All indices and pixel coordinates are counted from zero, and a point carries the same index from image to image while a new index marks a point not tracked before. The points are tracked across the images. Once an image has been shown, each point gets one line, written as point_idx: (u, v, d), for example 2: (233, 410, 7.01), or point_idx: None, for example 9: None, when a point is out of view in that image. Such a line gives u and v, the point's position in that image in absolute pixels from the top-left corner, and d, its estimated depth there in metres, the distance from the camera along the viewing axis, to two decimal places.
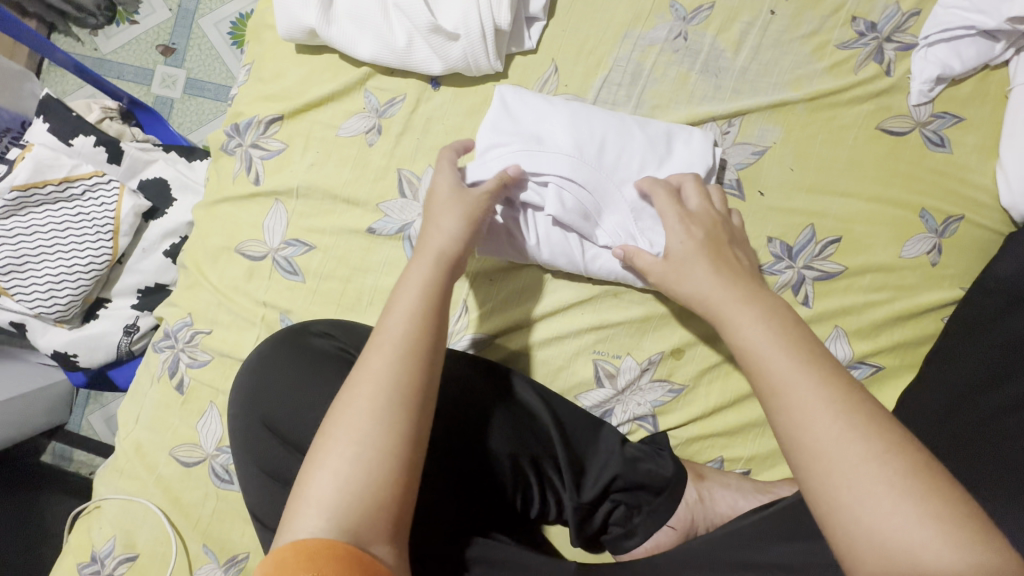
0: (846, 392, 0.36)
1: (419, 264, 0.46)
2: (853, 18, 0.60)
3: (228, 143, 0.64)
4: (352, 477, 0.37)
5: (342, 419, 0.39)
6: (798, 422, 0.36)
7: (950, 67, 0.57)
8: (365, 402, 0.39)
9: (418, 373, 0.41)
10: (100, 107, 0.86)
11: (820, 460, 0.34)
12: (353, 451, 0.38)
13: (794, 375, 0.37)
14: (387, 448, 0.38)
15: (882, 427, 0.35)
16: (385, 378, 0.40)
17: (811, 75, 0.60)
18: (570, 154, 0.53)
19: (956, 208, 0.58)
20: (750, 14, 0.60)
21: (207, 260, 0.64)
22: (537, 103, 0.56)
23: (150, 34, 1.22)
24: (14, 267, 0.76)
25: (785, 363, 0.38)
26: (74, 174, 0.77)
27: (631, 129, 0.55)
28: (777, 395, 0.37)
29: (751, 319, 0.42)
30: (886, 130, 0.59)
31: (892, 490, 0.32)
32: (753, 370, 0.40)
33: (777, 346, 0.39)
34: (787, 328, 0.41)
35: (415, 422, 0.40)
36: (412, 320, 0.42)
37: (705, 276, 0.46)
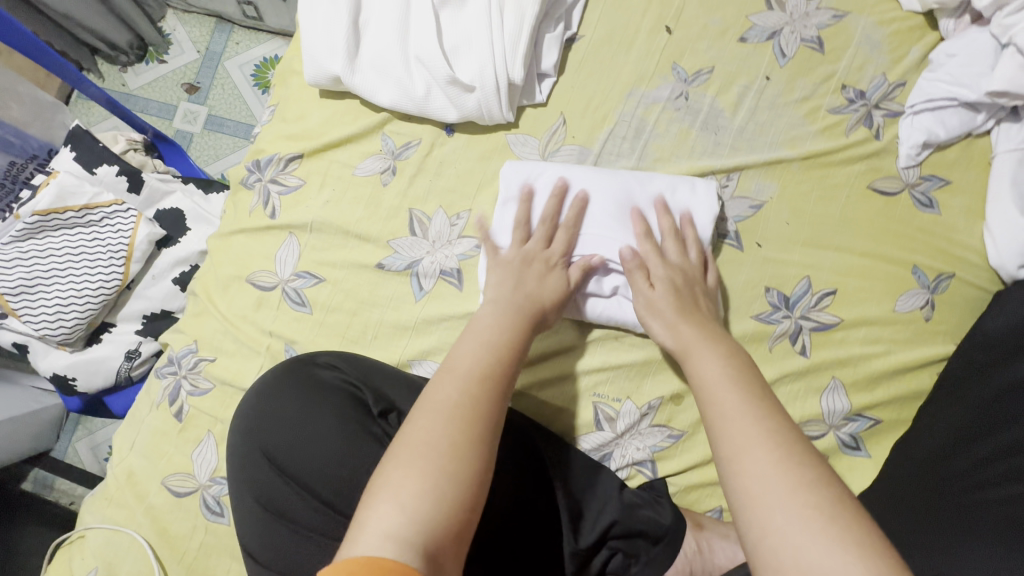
0: (776, 422, 0.42)
1: (506, 314, 0.51)
2: (844, 85, 0.64)
3: (249, 178, 0.67)
4: (442, 484, 0.39)
5: (434, 425, 0.42)
6: (729, 441, 0.41)
7: (935, 134, 0.61)
8: (447, 418, 0.42)
9: (497, 400, 0.44)
10: (125, 139, 0.89)
11: (746, 474, 0.39)
12: (445, 457, 0.40)
13: (734, 407, 0.43)
14: (473, 459, 0.41)
15: (808, 459, 0.39)
16: (473, 400, 0.44)
17: (805, 135, 0.63)
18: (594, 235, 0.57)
19: (947, 266, 0.61)
20: (746, 79, 0.64)
21: (218, 288, 0.65)
22: (545, 172, 0.59)
23: (175, 73, 1.32)
24: (25, 287, 0.77)
25: (729, 396, 0.44)
26: (94, 202, 0.79)
27: (637, 195, 0.58)
28: (722, 424, 0.42)
29: (710, 357, 0.48)
30: (877, 190, 0.62)
31: (819, 523, 0.35)
32: (705, 401, 0.45)
33: (725, 381, 0.45)
34: (738, 369, 0.47)
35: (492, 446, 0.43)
36: (497, 361, 0.47)
37: (682, 325, 0.51)
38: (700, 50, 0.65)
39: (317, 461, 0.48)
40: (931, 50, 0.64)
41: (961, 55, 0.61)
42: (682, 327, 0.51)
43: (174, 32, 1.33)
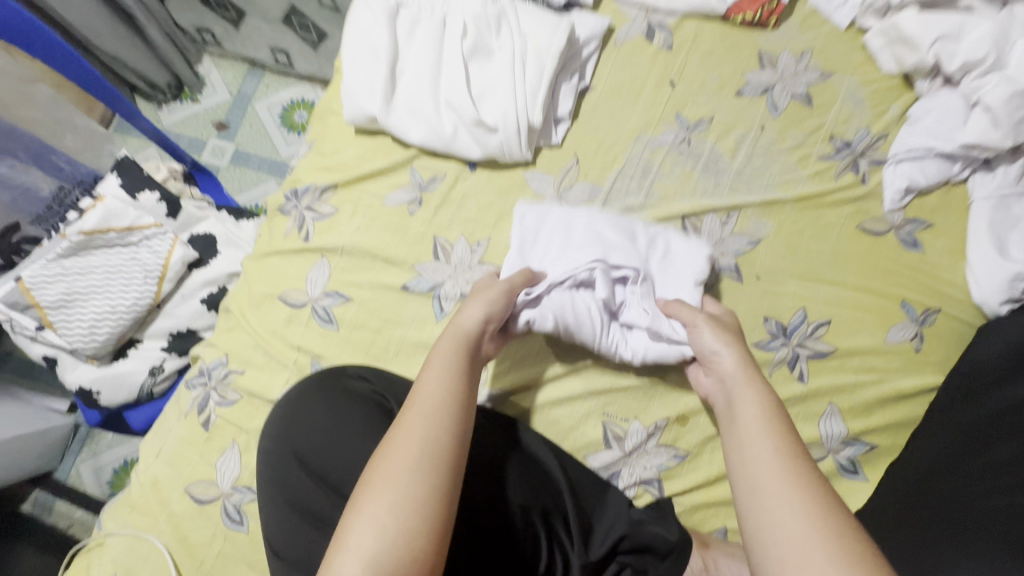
0: (816, 493, 0.39)
1: (449, 345, 0.52)
2: (832, 136, 0.70)
3: (285, 205, 0.72)
4: (389, 527, 0.40)
5: (381, 472, 0.43)
6: (762, 509, 0.40)
7: (916, 181, 0.67)
8: (399, 460, 0.43)
9: (447, 433, 0.45)
10: (167, 168, 0.94)
11: (773, 543, 0.38)
12: (391, 501, 0.41)
13: (768, 478, 0.41)
14: (420, 497, 0.42)
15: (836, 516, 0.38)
16: (418, 437, 0.44)
17: (798, 179, 0.69)
18: (597, 251, 0.60)
19: (934, 302, 0.65)
20: (743, 128, 0.71)
21: (250, 305, 0.69)
22: (553, 214, 0.65)
23: (207, 111, 1.54)
24: (62, 302, 0.80)
25: (765, 460, 0.42)
26: (136, 225, 0.84)
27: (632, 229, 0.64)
28: (749, 473, 0.43)
29: (752, 400, 0.47)
30: (865, 230, 0.68)
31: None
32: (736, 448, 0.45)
33: (760, 444, 0.43)
34: (778, 417, 0.45)
35: (449, 479, 0.43)
36: (448, 393, 0.47)
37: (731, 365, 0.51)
38: (701, 102, 0.72)
39: (345, 465, 0.51)
40: (909, 107, 0.70)
41: (936, 111, 0.68)
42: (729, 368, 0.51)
43: (207, 73, 1.55)
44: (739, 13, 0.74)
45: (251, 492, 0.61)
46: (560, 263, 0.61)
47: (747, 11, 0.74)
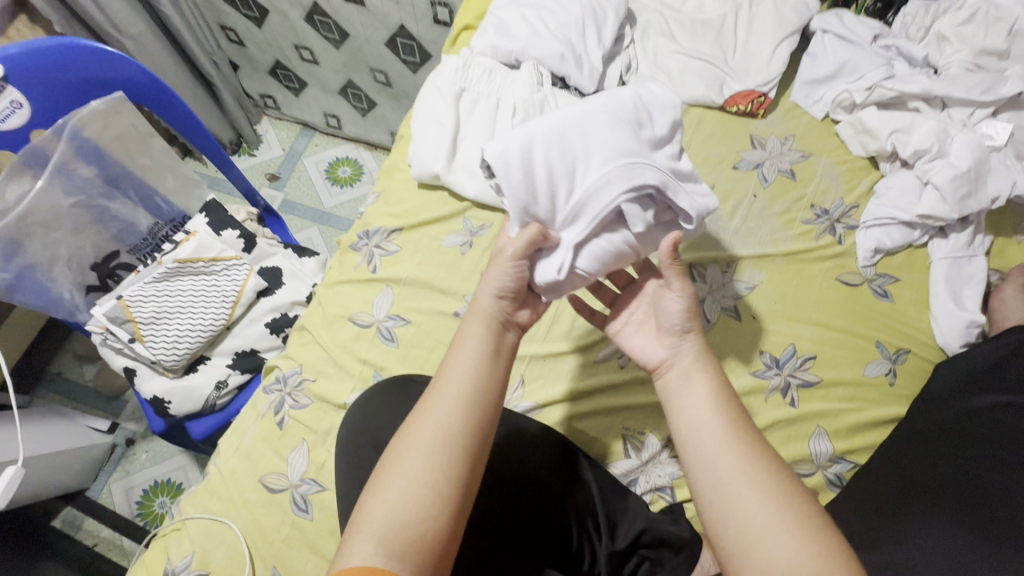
0: (768, 472, 0.47)
1: (468, 341, 0.57)
2: (813, 205, 0.85)
3: (357, 243, 0.86)
4: (402, 506, 0.48)
5: (399, 459, 0.50)
6: (717, 484, 0.48)
7: (883, 243, 0.81)
8: (421, 447, 0.50)
9: (467, 423, 0.52)
10: (245, 212, 1.10)
11: (734, 513, 0.46)
12: (408, 484, 0.49)
13: (717, 456, 0.49)
14: (430, 481, 0.49)
15: (780, 480, 0.47)
16: (446, 425, 0.52)
17: (785, 238, 0.83)
18: (609, 167, 0.58)
19: (903, 343, 0.78)
20: (739, 195, 0.86)
21: (323, 324, 0.81)
22: (536, 139, 0.59)
23: (262, 165, 1.82)
24: (153, 318, 0.92)
25: (716, 440, 0.50)
26: (220, 256, 0.98)
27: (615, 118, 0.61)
28: (699, 452, 0.50)
29: (701, 381, 0.54)
30: (843, 281, 0.81)
31: (777, 537, 0.43)
32: (686, 429, 0.52)
33: (711, 425, 0.51)
34: (723, 398, 0.53)
35: (466, 467, 0.51)
36: (467, 385, 0.54)
37: (693, 346, 0.57)
38: (704, 173, 0.88)
39: None
40: (876, 183, 0.86)
41: (896, 187, 0.83)
42: (686, 347, 0.57)
43: (265, 133, 1.86)
44: (735, 105, 0.91)
45: (317, 484, 0.70)
46: (580, 202, 0.58)
47: (740, 104, 0.91)
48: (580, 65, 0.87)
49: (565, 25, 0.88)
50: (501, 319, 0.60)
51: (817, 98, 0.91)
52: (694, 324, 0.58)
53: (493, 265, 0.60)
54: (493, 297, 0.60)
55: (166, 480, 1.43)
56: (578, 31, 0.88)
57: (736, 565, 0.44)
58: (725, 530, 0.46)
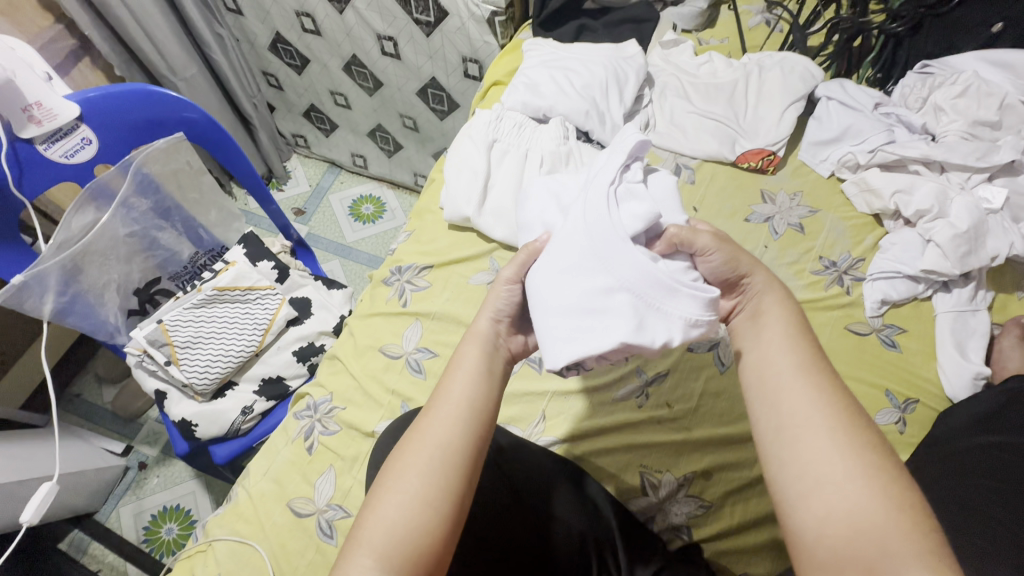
0: (840, 417, 0.49)
1: (467, 360, 0.61)
2: (821, 257, 0.91)
3: (389, 278, 0.91)
4: (399, 520, 0.51)
5: (401, 470, 0.54)
6: (786, 425, 0.51)
7: (889, 295, 0.85)
8: (424, 458, 0.54)
9: (466, 433, 0.55)
10: (280, 245, 1.16)
11: (798, 455, 0.49)
12: (411, 492, 0.52)
13: (789, 400, 0.52)
14: (425, 496, 0.52)
15: (854, 429, 0.49)
16: (444, 438, 0.55)
17: (795, 287, 0.88)
18: (586, 235, 0.57)
19: (913, 393, 0.81)
20: (751, 245, 0.92)
21: (354, 354, 0.85)
22: (545, 297, 0.58)
23: (289, 199, 1.91)
24: (189, 343, 0.96)
25: (787, 384, 0.53)
26: (256, 286, 1.03)
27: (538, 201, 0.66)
28: (770, 395, 0.54)
29: (776, 323, 0.57)
30: (852, 330, 0.85)
31: (843, 480, 0.46)
32: (761, 374, 0.56)
33: (783, 367, 0.54)
34: (796, 343, 0.55)
35: (461, 479, 0.54)
36: (467, 400, 0.57)
37: (766, 287, 0.60)
38: (718, 223, 0.93)
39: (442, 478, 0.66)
40: (880, 239, 0.91)
41: (900, 243, 0.88)
42: (759, 290, 0.60)
43: (294, 170, 1.96)
44: (746, 161, 0.98)
45: (343, 510, 0.72)
46: (604, 267, 0.55)
47: (751, 161, 0.97)
48: (602, 122, 0.94)
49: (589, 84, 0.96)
50: (497, 342, 0.64)
51: (823, 157, 0.98)
52: (751, 268, 0.60)
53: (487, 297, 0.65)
54: (484, 322, 0.64)
55: (174, 506, 1.43)
56: (601, 91, 0.96)
57: (794, 505, 0.48)
58: (786, 472, 0.49)
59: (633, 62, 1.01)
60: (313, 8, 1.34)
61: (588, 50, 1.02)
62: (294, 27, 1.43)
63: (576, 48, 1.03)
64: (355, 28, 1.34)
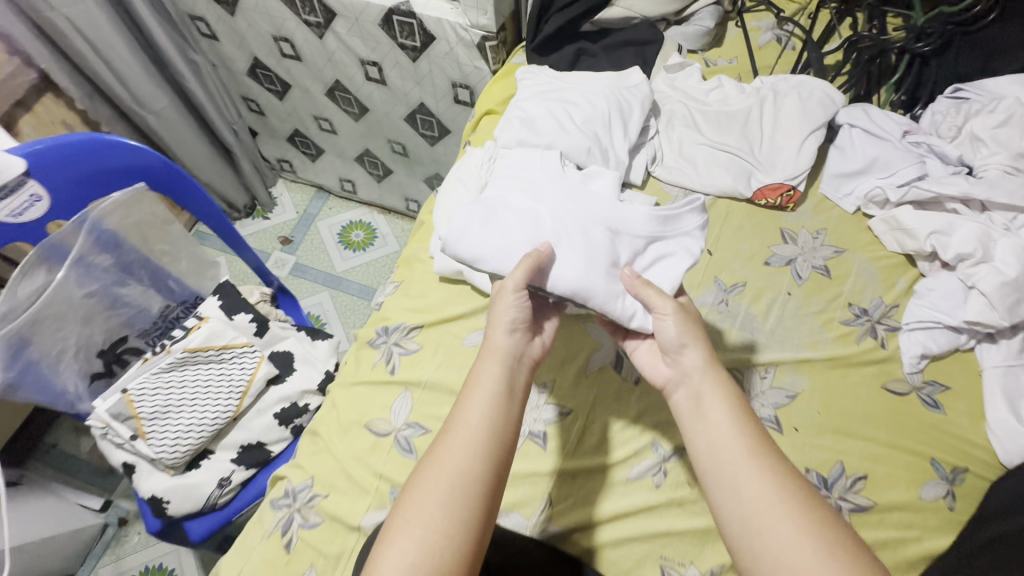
0: (809, 507, 0.50)
1: (482, 383, 0.59)
2: (850, 303, 0.82)
3: (376, 339, 0.82)
4: (422, 552, 0.49)
5: (419, 502, 0.51)
6: (757, 517, 0.51)
7: (929, 348, 0.77)
8: (449, 484, 0.52)
9: (487, 462, 0.54)
10: (259, 293, 1.07)
11: (776, 545, 0.49)
12: (434, 524, 0.50)
13: (753, 490, 0.52)
14: (449, 525, 0.50)
15: (826, 516, 0.50)
16: (466, 462, 0.53)
17: (824, 340, 0.80)
18: (585, 212, 0.67)
19: (961, 461, 0.73)
20: (773, 293, 0.84)
21: (338, 431, 0.76)
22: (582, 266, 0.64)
23: (275, 227, 1.82)
24: (157, 413, 0.87)
25: (748, 474, 0.53)
26: (231, 343, 0.95)
27: (523, 201, 0.69)
28: (735, 485, 0.53)
29: (722, 404, 0.58)
30: (889, 389, 0.77)
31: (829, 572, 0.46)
32: (715, 461, 0.55)
33: (736, 451, 0.55)
34: (744, 424, 0.57)
35: (483, 506, 0.53)
36: (489, 416, 0.56)
37: (698, 358, 0.61)
38: (735, 268, 0.85)
39: None
40: (915, 282, 0.83)
41: (938, 289, 0.80)
42: (689, 360, 0.61)
43: (281, 196, 1.88)
44: (763, 198, 0.90)
45: None
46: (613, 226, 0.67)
47: (769, 197, 0.89)
48: (606, 160, 0.86)
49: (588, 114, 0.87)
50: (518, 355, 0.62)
51: (847, 192, 0.89)
52: (690, 339, 0.61)
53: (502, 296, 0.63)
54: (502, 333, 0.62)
55: (157, 565, 1.35)
56: (604, 125, 0.88)
57: None
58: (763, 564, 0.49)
59: (638, 94, 0.93)
60: (291, 32, 1.25)
61: (587, 83, 0.93)
62: (273, 52, 1.34)
63: (575, 81, 0.93)
64: (338, 53, 1.25)
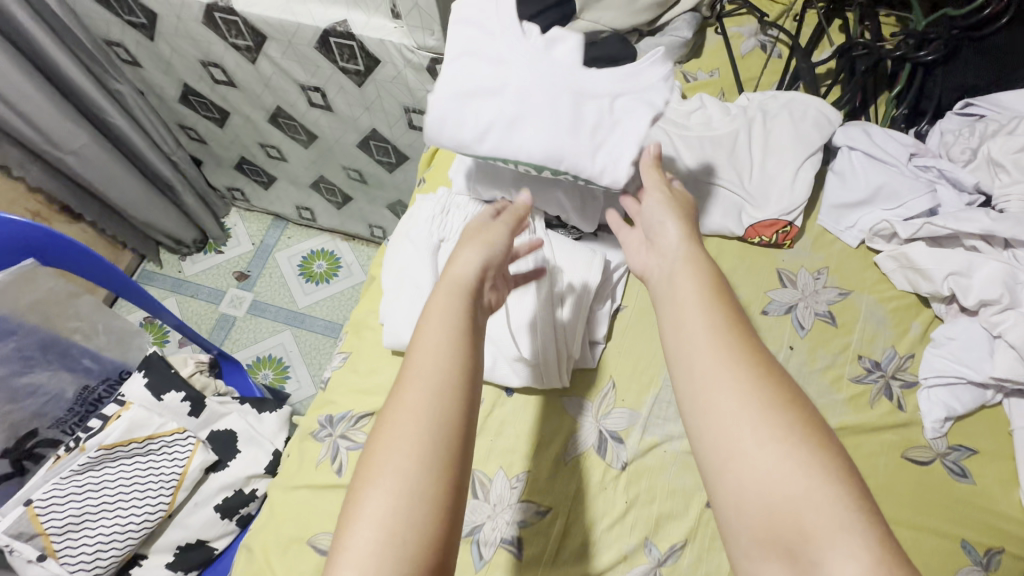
0: (775, 383, 0.44)
1: (443, 304, 0.50)
2: (860, 355, 0.73)
3: (319, 430, 0.71)
4: (396, 509, 0.40)
5: (382, 446, 0.43)
6: (713, 392, 0.44)
7: (953, 408, 0.68)
8: (416, 423, 0.43)
9: (450, 392, 0.45)
10: (194, 362, 0.94)
11: (730, 425, 0.43)
12: (402, 473, 0.41)
13: (712, 366, 0.45)
14: (415, 466, 0.42)
15: (789, 396, 0.43)
16: (431, 396, 0.45)
17: (833, 403, 0.70)
18: (568, 84, 0.59)
19: (996, 541, 0.63)
20: (773, 347, 0.73)
21: (277, 548, 0.65)
22: (580, 150, 0.59)
23: (230, 262, 1.68)
24: (70, 525, 0.75)
25: (703, 345, 0.46)
26: (158, 432, 0.83)
27: (496, 90, 0.60)
28: (699, 365, 0.46)
29: (690, 277, 0.51)
30: (911, 459, 0.67)
31: (791, 455, 0.40)
32: (683, 341, 0.48)
33: (709, 326, 0.47)
34: (713, 295, 0.49)
35: (453, 442, 0.44)
36: (452, 343, 0.47)
37: (677, 233, 0.55)
38: None
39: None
40: (930, 327, 0.74)
41: (959, 339, 0.70)
42: (670, 240, 0.55)
43: (234, 227, 1.73)
44: (757, 236, 0.79)
45: None
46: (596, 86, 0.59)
47: (764, 235, 0.79)
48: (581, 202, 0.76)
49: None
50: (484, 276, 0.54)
51: (849, 224, 0.79)
52: (669, 219, 0.56)
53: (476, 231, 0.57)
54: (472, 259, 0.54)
55: None
56: None
57: (731, 486, 0.42)
58: (715, 447, 0.43)
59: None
60: (219, 57, 1.11)
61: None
62: (203, 78, 1.20)
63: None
64: (274, 79, 1.11)
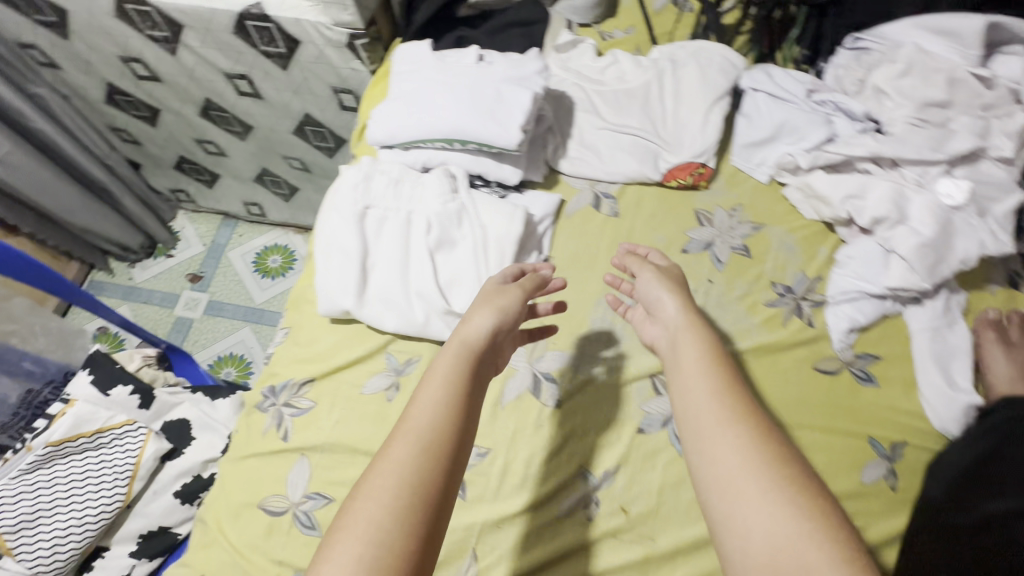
0: (773, 438, 0.49)
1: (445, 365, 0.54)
2: (773, 282, 0.77)
3: (263, 402, 0.72)
4: (366, 549, 0.42)
5: (369, 488, 0.45)
6: (719, 443, 0.50)
7: (856, 320, 0.73)
8: (404, 467, 0.46)
9: (443, 449, 0.48)
10: (141, 356, 0.95)
11: (736, 470, 0.47)
12: (378, 510, 0.44)
13: (717, 419, 0.51)
14: (393, 506, 0.44)
15: (786, 452, 0.48)
16: (418, 449, 0.48)
17: (750, 328, 0.75)
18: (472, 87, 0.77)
19: (899, 435, 0.69)
20: (693, 282, 0.78)
21: (229, 516, 0.67)
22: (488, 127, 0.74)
23: (181, 265, 1.66)
24: (25, 522, 0.77)
25: (705, 399, 0.53)
26: (106, 425, 0.83)
27: (421, 103, 0.78)
28: (705, 419, 0.52)
29: (692, 341, 0.59)
30: (820, 370, 0.72)
31: (786, 500, 0.44)
32: (687, 397, 0.54)
33: (711, 386, 0.54)
34: (716, 360, 0.57)
35: (435, 493, 0.46)
36: (444, 402, 0.51)
37: (675, 304, 0.63)
38: None
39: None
40: (836, 250, 0.79)
41: (858, 257, 0.76)
42: (668, 306, 0.64)
43: (183, 230, 1.71)
44: (673, 179, 0.83)
45: None
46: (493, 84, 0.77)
47: (680, 178, 0.82)
48: (498, 160, 0.79)
49: (454, 86, 0.77)
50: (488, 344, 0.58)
51: (758, 161, 0.84)
52: (668, 290, 0.64)
53: (491, 295, 0.62)
54: (478, 323, 0.58)
55: None
56: None
57: (736, 527, 0.45)
58: (721, 489, 0.47)
59: (515, 63, 0.80)
60: (139, 52, 1.09)
61: (448, 62, 0.81)
62: (126, 75, 1.18)
63: (434, 61, 0.81)
64: (198, 69, 1.10)
